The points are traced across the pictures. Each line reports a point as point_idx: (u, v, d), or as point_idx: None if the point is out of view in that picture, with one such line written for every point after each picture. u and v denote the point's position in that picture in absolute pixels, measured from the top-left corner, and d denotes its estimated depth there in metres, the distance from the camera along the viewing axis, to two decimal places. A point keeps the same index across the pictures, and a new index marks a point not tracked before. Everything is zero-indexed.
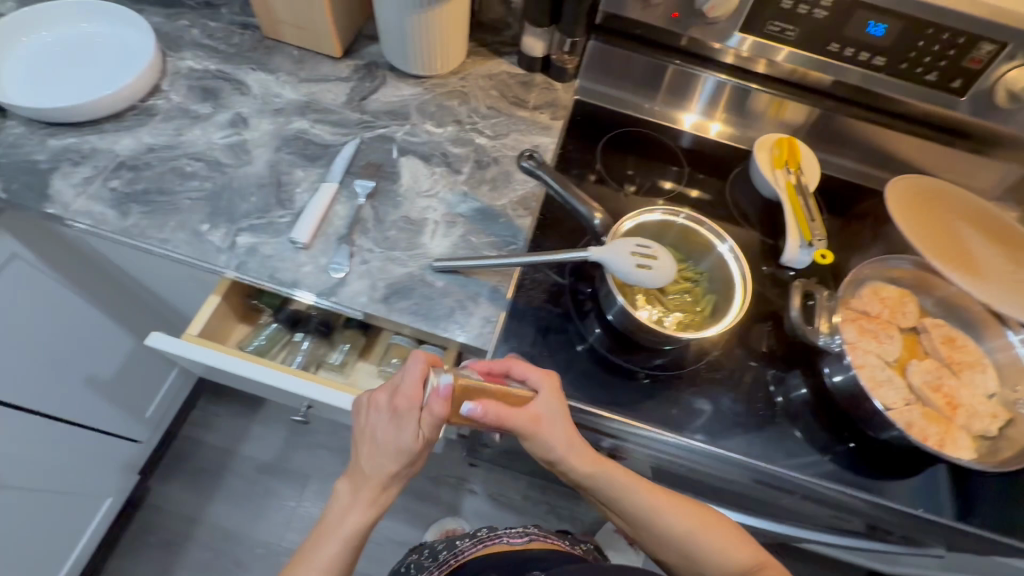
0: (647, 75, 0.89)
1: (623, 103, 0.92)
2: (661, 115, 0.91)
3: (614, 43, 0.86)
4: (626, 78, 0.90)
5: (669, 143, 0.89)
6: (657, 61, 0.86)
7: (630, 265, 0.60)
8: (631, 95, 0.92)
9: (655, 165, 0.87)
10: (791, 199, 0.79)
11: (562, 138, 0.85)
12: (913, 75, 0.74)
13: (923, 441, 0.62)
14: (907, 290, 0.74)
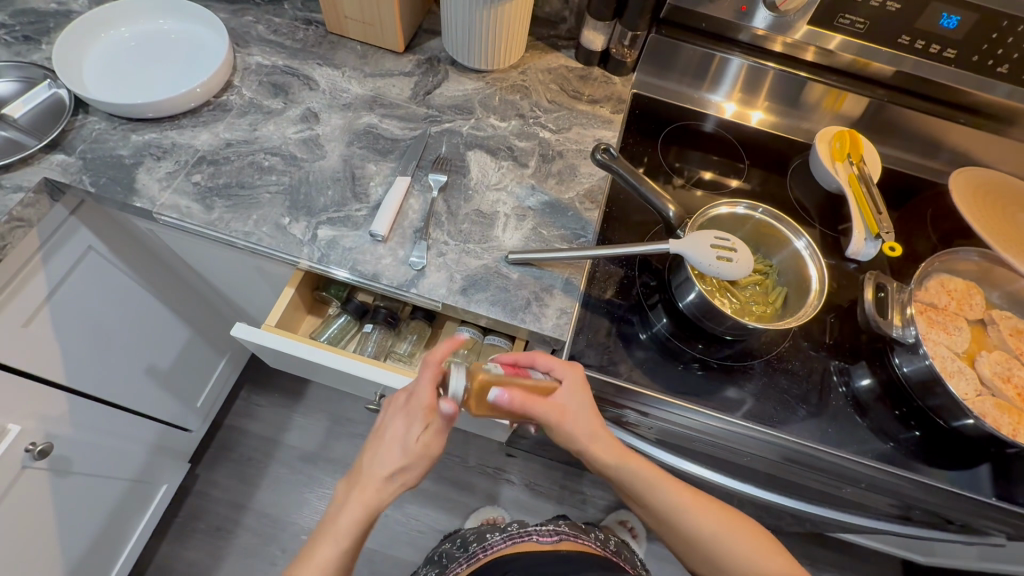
0: (704, 69, 0.89)
1: (678, 96, 0.92)
2: (705, 104, 0.92)
3: (672, 36, 0.86)
4: (683, 72, 0.90)
5: (726, 136, 0.90)
6: (717, 53, 0.86)
7: (711, 257, 0.61)
8: (687, 88, 0.92)
9: (713, 158, 0.87)
10: (855, 192, 0.80)
11: (622, 131, 0.86)
12: (983, 68, 0.74)
13: (998, 430, 0.63)
14: (973, 283, 0.75)
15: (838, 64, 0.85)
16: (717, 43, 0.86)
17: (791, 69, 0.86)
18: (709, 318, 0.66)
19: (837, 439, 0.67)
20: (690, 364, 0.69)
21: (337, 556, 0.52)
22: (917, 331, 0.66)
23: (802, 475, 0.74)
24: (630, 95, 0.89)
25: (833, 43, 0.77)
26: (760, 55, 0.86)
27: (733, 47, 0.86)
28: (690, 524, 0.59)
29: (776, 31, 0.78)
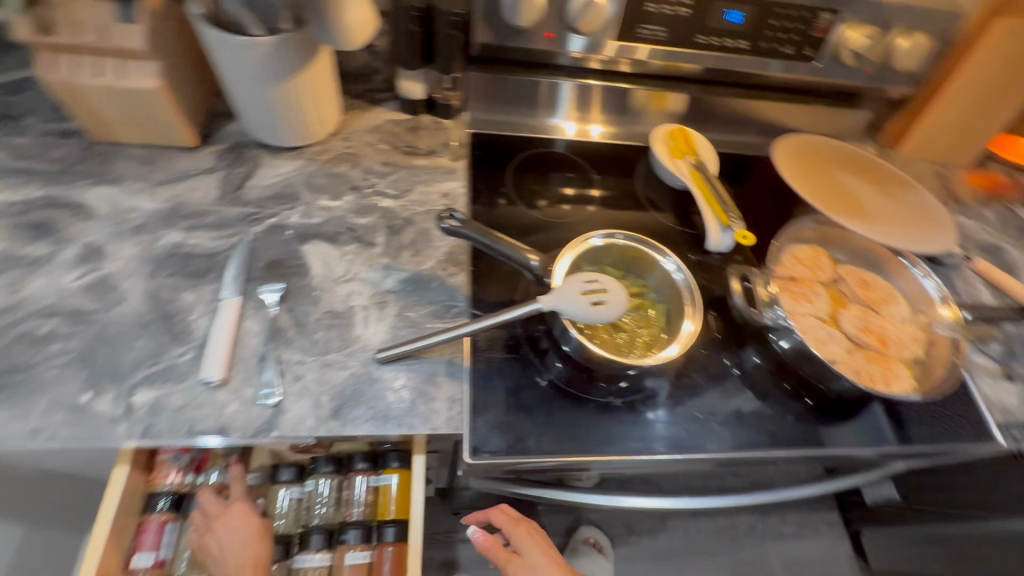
0: (537, 97, 0.87)
1: (517, 126, 0.89)
2: (545, 129, 0.90)
3: (496, 72, 0.84)
4: (518, 103, 0.88)
5: (572, 156, 0.88)
6: (539, 80, 0.85)
7: (586, 307, 0.58)
8: (526, 117, 0.90)
9: (565, 181, 0.85)
10: (700, 186, 0.82)
11: (470, 176, 0.81)
12: (773, 52, 0.79)
13: (872, 386, 0.68)
14: (819, 247, 0.81)
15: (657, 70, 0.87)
16: (544, 70, 0.85)
17: (618, 83, 0.87)
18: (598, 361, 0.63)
19: (750, 439, 0.67)
20: (598, 407, 0.66)
21: None
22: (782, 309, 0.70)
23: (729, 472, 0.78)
24: (468, 137, 0.85)
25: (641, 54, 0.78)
26: (585, 75, 0.86)
27: (560, 72, 0.86)
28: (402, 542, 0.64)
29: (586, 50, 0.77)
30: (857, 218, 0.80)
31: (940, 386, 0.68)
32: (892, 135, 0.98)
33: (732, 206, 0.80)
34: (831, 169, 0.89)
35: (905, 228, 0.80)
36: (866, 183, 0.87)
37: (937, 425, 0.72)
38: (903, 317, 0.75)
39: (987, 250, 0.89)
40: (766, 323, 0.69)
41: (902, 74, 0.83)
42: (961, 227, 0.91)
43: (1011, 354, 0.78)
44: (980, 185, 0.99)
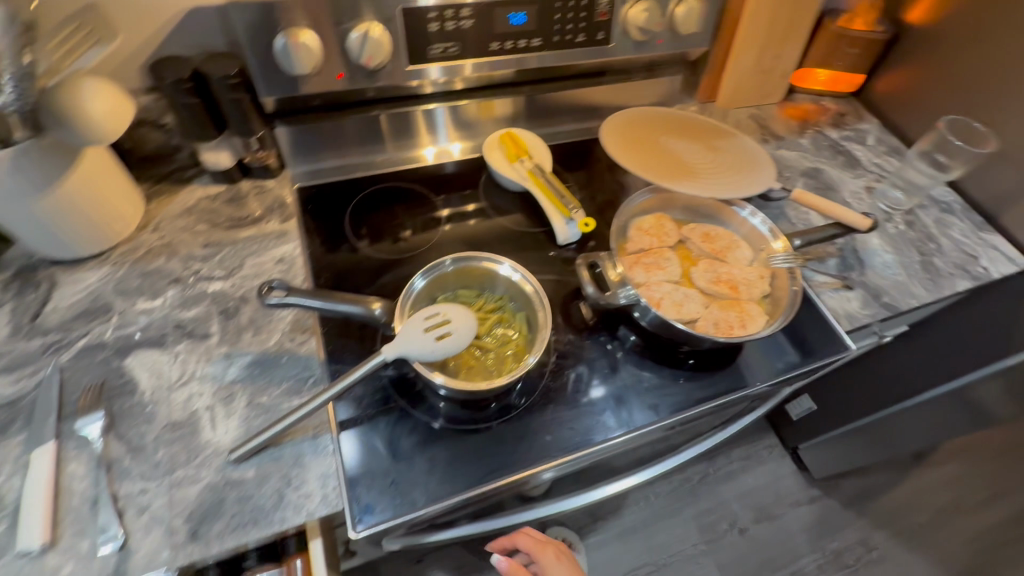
0: (382, 131, 0.86)
1: (353, 168, 0.87)
2: (406, 159, 0.89)
3: (326, 118, 0.82)
4: (365, 141, 0.86)
5: (411, 185, 0.86)
6: (355, 117, 0.83)
7: (431, 343, 0.57)
8: (377, 153, 0.88)
9: (411, 211, 0.83)
10: (538, 185, 0.83)
11: (306, 235, 0.77)
12: (571, 42, 0.81)
13: (731, 333, 0.71)
14: (660, 213, 0.84)
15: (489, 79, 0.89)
16: (383, 104, 0.84)
17: (448, 101, 0.87)
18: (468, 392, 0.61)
19: (638, 417, 0.68)
20: (488, 431, 0.64)
21: None
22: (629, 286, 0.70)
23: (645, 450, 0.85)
24: (296, 194, 0.81)
25: (443, 73, 0.77)
26: (422, 99, 0.86)
27: (399, 102, 0.85)
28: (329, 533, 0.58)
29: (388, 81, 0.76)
30: (690, 181, 0.84)
31: (787, 313, 0.73)
32: (708, 91, 1.05)
33: (570, 197, 0.81)
34: (657, 136, 0.93)
35: (729, 177, 0.86)
36: (686, 142, 0.93)
37: (802, 346, 0.76)
38: (748, 257, 0.80)
39: (808, 174, 0.98)
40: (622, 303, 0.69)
41: (694, 39, 0.88)
42: (783, 160, 0.99)
43: (845, 264, 0.86)
44: (792, 117, 1.09)
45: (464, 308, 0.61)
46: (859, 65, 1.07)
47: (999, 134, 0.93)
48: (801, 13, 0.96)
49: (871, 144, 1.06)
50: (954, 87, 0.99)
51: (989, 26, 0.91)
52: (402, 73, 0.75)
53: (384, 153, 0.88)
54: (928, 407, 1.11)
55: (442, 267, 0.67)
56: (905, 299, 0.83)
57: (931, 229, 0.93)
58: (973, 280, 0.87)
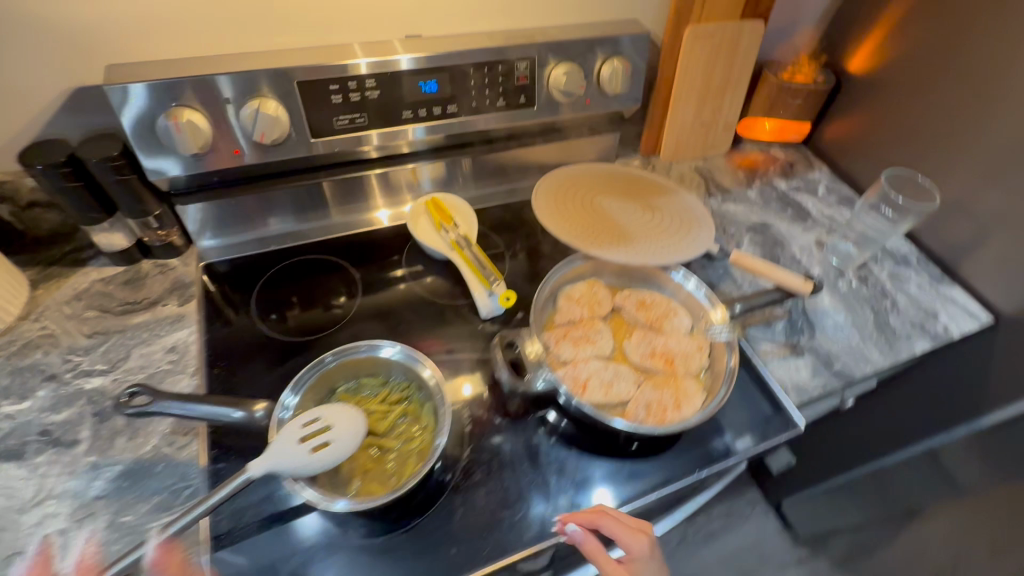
0: (324, 197, 0.83)
1: (283, 239, 0.83)
2: (334, 228, 0.85)
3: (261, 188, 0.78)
4: (307, 208, 0.83)
5: (332, 257, 0.81)
6: (270, 189, 0.78)
7: (304, 455, 0.51)
8: (325, 217, 0.85)
9: (329, 285, 0.78)
10: (462, 256, 0.78)
11: (207, 315, 0.72)
12: (490, 106, 0.78)
13: (664, 418, 0.65)
14: (593, 279, 0.79)
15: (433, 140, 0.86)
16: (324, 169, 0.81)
17: (371, 168, 0.83)
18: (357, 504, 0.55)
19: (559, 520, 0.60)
20: (393, 545, 0.57)
21: None
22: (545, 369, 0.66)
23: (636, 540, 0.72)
24: (205, 272, 0.77)
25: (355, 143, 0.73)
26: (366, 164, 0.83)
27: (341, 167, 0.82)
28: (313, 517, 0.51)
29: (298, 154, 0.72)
30: (622, 245, 0.79)
31: (725, 392, 0.68)
32: (651, 145, 1.02)
33: (492, 267, 0.76)
34: (593, 195, 0.88)
35: (663, 239, 0.81)
36: (617, 200, 0.88)
37: (747, 425, 0.70)
38: (685, 326, 0.75)
39: (755, 230, 0.94)
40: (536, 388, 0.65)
41: (625, 97, 0.85)
42: (728, 215, 0.96)
43: (793, 328, 0.81)
44: (739, 168, 1.06)
45: (349, 409, 0.56)
46: (804, 114, 1.05)
47: (947, 183, 0.90)
48: (737, 68, 0.95)
49: (822, 194, 1.03)
50: (898, 136, 0.96)
51: (926, 75, 0.90)
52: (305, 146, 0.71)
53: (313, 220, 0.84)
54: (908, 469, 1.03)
55: (327, 361, 0.62)
56: (858, 365, 0.77)
57: (885, 284, 0.89)
58: (932, 339, 0.82)
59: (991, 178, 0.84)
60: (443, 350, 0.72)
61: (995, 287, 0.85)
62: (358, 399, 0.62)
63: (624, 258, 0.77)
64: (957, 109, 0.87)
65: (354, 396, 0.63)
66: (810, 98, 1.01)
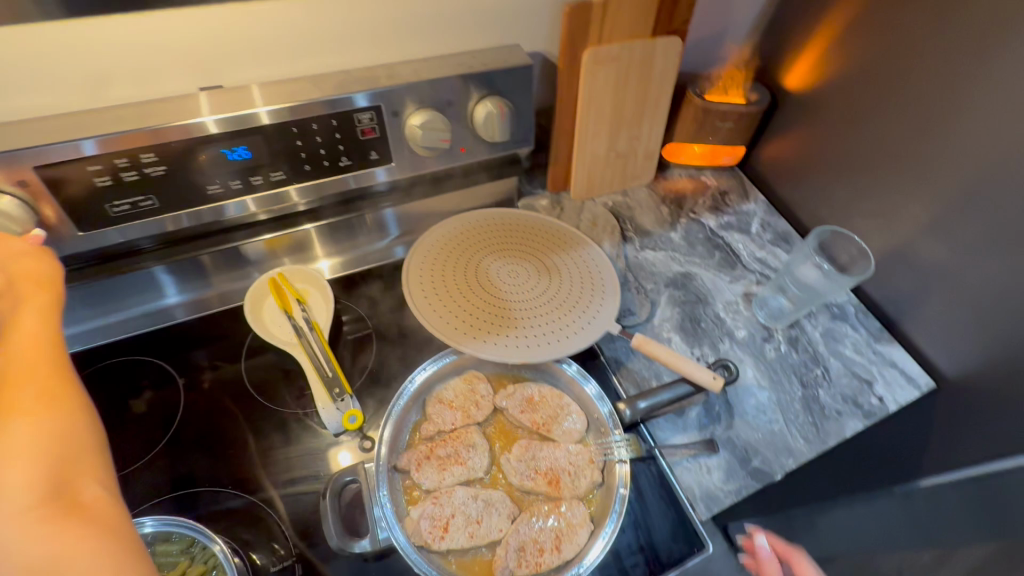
0: (202, 269, 0.74)
1: (146, 320, 0.71)
2: (167, 314, 0.72)
3: (130, 266, 0.71)
4: (132, 292, 0.71)
5: (155, 358, 0.69)
6: (105, 276, 0.70)
7: None
8: (206, 288, 0.74)
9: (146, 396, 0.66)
10: (308, 354, 0.65)
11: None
12: (330, 168, 0.63)
13: (538, 564, 0.55)
14: (473, 372, 0.66)
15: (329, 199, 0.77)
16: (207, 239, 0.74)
17: (223, 241, 0.74)
18: None
19: None
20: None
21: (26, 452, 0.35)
22: (389, 512, 0.56)
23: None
24: None
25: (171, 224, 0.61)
26: (255, 229, 0.75)
27: (223, 235, 0.74)
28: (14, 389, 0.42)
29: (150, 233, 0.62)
30: (498, 332, 0.66)
31: (615, 524, 0.57)
32: (560, 180, 0.87)
33: (341, 374, 0.64)
34: (480, 258, 0.75)
35: (550, 319, 0.68)
36: (506, 263, 0.75)
37: (646, 552, 0.60)
38: (577, 430, 0.63)
39: (674, 285, 0.82)
40: (366, 548, 0.54)
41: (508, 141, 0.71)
42: (646, 266, 0.83)
43: (710, 415, 0.70)
44: (664, 202, 0.93)
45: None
46: (736, 138, 0.92)
47: (889, 225, 0.79)
48: (654, 92, 0.81)
49: (755, 232, 0.90)
50: (838, 166, 0.84)
51: (866, 99, 0.77)
52: (78, 241, 0.59)
53: (175, 298, 0.73)
54: None
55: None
56: (780, 459, 0.67)
57: (818, 347, 0.78)
58: (865, 417, 0.72)
59: (935, 226, 0.72)
60: (280, 483, 0.59)
61: (941, 348, 0.74)
62: None
63: (496, 350, 0.64)
64: (899, 142, 0.74)
65: None
66: (742, 121, 0.88)
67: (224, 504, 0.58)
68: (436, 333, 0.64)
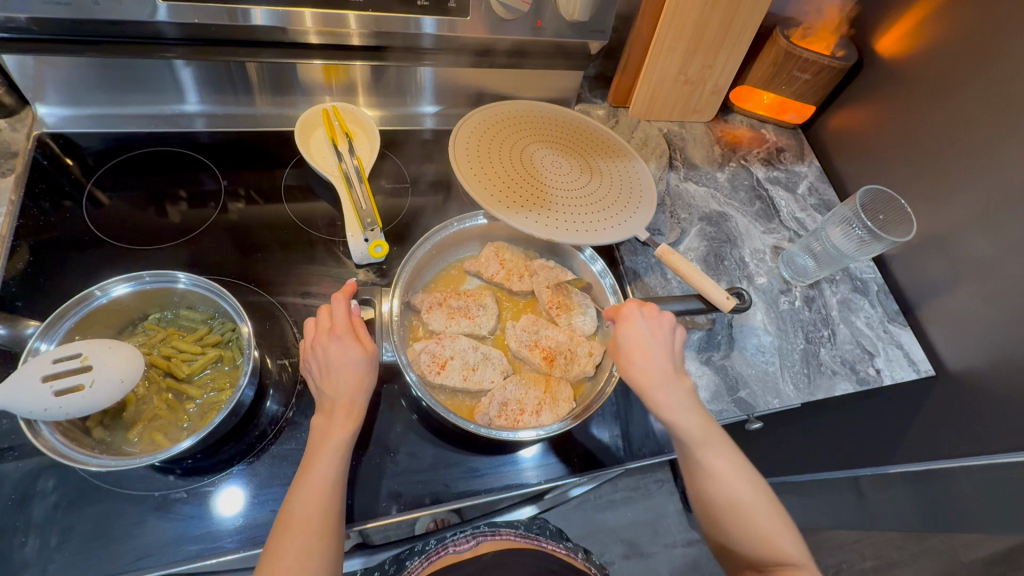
0: (248, 83, 0.73)
1: (175, 120, 0.75)
2: (218, 120, 0.76)
3: (155, 52, 0.67)
4: (179, 88, 0.72)
5: (202, 158, 0.73)
6: (141, 61, 0.67)
7: (45, 399, 0.42)
8: (249, 107, 0.76)
9: (181, 205, 0.70)
10: (347, 190, 0.68)
11: (27, 198, 0.66)
12: (407, 5, 0.65)
13: (518, 419, 0.58)
14: (499, 243, 0.70)
15: (384, 39, 0.72)
16: (247, 48, 0.69)
17: (266, 55, 0.70)
18: (118, 451, 0.49)
19: (366, 508, 0.54)
20: (177, 503, 0.50)
21: (322, 492, 0.48)
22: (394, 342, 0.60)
23: (550, 540, 0.61)
24: (48, 150, 0.70)
25: (225, 17, 0.63)
26: (306, 51, 0.71)
27: (273, 49, 0.70)
28: (294, 509, 0.47)
29: (191, 22, 0.64)
30: (529, 208, 0.67)
31: (597, 404, 0.60)
32: (621, 95, 0.88)
33: (375, 209, 0.67)
34: (529, 143, 0.75)
35: (582, 212, 0.69)
36: (551, 151, 0.75)
37: (619, 439, 0.62)
38: (587, 325, 0.65)
39: (707, 220, 0.82)
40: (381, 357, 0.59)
41: (576, 26, 0.72)
42: (684, 197, 0.83)
43: (709, 342, 0.72)
44: (717, 143, 0.92)
45: (121, 346, 0.48)
46: (807, 92, 0.90)
47: (937, 210, 0.77)
48: (740, 21, 0.77)
49: (800, 193, 0.89)
50: (904, 142, 0.81)
51: (955, 75, 0.74)
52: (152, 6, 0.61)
53: (195, 106, 0.75)
54: (815, 504, 0.96)
55: (141, 280, 0.53)
56: (765, 397, 0.69)
57: (831, 311, 0.78)
58: (857, 383, 0.72)
59: (982, 218, 0.71)
60: (299, 293, 0.64)
61: (949, 341, 0.74)
62: (169, 334, 0.55)
63: (525, 223, 0.65)
64: (971, 127, 0.72)
65: (166, 329, 0.55)
66: (820, 75, 0.86)
67: (247, 298, 0.62)
68: (471, 194, 0.65)
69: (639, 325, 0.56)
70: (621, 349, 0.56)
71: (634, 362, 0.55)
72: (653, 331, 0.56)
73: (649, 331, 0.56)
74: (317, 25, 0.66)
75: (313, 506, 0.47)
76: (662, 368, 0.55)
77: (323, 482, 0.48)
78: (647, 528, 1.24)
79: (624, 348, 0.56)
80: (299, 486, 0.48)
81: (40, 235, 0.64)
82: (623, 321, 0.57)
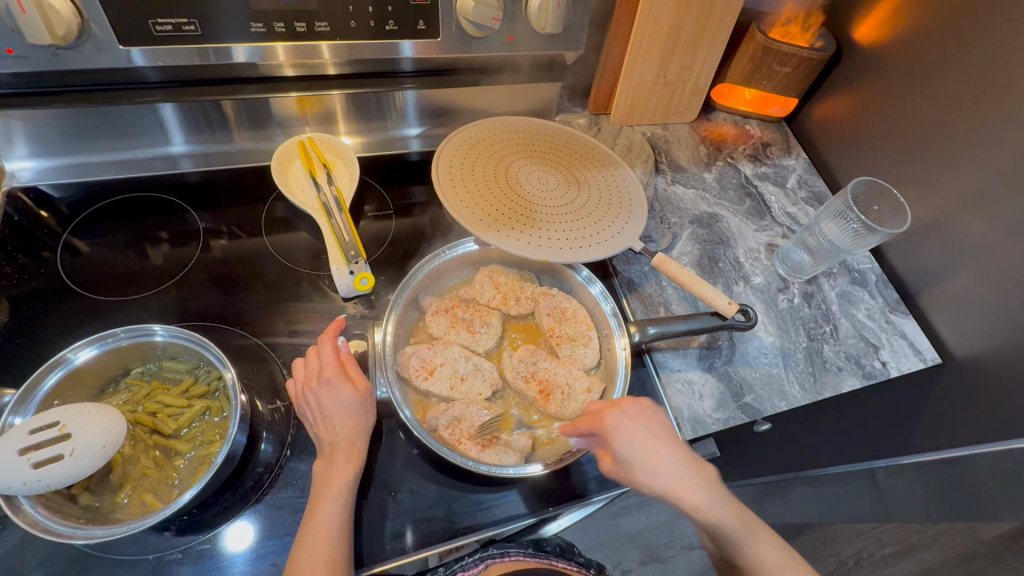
0: (225, 120, 0.72)
1: (152, 163, 0.73)
2: (197, 158, 0.74)
3: (130, 99, 0.66)
4: (153, 130, 0.70)
5: (181, 199, 0.72)
6: (113, 107, 0.66)
7: (24, 471, 0.41)
8: (226, 143, 0.74)
9: (162, 247, 0.68)
10: (327, 222, 0.67)
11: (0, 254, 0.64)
12: (378, 33, 0.65)
13: (509, 457, 0.56)
14: (495, 266, 0.69)
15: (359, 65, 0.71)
16: (221, 87, 0.68)
17: (239, 91, 0.69)
18: (105, 517, 0.47)
19: (371, 550, 0.52)
20: (173, 564, 0.49)
21: (327, 541, 0.46)
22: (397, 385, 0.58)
23: (558, 560, 0.61)
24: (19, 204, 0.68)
25: (197, 57, 0.62)
26: (281, 84, 0.70)
27: (247, 85, 0.69)
28: (301, 560, 0.45)
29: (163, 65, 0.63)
30: (519, 228, 0.66)
31: None
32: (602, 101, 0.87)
33: (358, 241, 0.66)
34: (512, 161, 0.73)
35: (573, 227, 0.68)
36: (534, 166, 0.73)
37: None
38: (588, 359, 0.64)
39: (698, 222, 0.81)
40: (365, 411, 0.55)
41: (550, 38, 0.71)
42: (673, 200, 0.82)
43: (708, 351, 0.71)
44: (703, 142, 0.91)
45: (102, 410, 0.46)
46: (788, 85, 0.89)
47: (929, 196, 0.76)
48: (715, 20, 0.76)
49: (789, 187, 0.88)
50: (890, 128, 0.80)
51: (934, 58, 0.73)
52: (118, 55, 0.60)
53: (179, 146, 0.73)
54: None
55: (116, 338, 0.52)
56: (772, 399, 0.67)
57: (831, 305, 0.77)
58: (863, 378, 0.70)
59: (975, 201, 0.69)
60: (287, 332, 0.62)
61: (953, 327, 0.72)
62: (153, 388, 0.53)
63: (517, 244, 0.64)
64: (955, 110, 0.71)
65: (149, 383, 0.54)
66: (799, 67, 0.85)
67: (234, 341, 0.61)
68: (459, 219, 0.64)
69: (632, 430, 0.50)
70: (623, 466, 0.49)
71: (652, 472, 0.48)
72: (646, 430, 0.50)
73: (643, 433, 0.50)
74: (289, 58, 0.64)
75: (320, 556, 0.45)
76: (683, 466, 0.49)
77: (326, 530, 0.46)
78: (662, 532, 1.22)
79: (634, 461, 0.48)
80: (302, 539, 0.46)
81: (15, 293, 0.62)
82: (615, 433, 0.50)
